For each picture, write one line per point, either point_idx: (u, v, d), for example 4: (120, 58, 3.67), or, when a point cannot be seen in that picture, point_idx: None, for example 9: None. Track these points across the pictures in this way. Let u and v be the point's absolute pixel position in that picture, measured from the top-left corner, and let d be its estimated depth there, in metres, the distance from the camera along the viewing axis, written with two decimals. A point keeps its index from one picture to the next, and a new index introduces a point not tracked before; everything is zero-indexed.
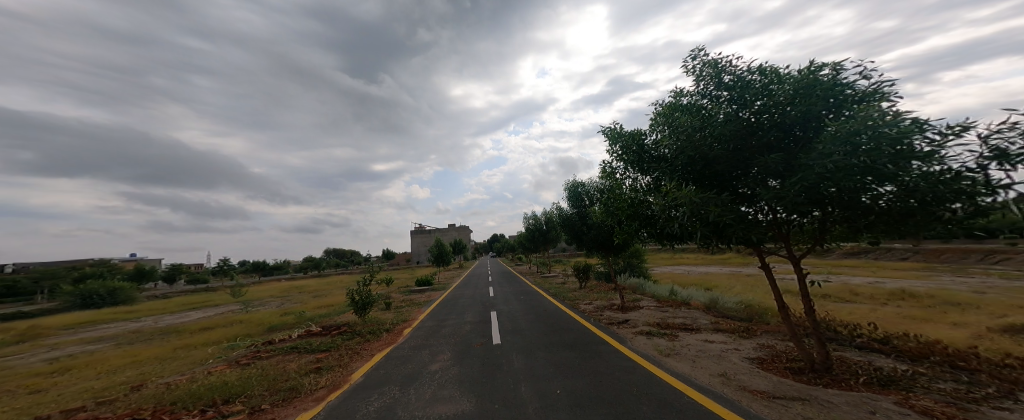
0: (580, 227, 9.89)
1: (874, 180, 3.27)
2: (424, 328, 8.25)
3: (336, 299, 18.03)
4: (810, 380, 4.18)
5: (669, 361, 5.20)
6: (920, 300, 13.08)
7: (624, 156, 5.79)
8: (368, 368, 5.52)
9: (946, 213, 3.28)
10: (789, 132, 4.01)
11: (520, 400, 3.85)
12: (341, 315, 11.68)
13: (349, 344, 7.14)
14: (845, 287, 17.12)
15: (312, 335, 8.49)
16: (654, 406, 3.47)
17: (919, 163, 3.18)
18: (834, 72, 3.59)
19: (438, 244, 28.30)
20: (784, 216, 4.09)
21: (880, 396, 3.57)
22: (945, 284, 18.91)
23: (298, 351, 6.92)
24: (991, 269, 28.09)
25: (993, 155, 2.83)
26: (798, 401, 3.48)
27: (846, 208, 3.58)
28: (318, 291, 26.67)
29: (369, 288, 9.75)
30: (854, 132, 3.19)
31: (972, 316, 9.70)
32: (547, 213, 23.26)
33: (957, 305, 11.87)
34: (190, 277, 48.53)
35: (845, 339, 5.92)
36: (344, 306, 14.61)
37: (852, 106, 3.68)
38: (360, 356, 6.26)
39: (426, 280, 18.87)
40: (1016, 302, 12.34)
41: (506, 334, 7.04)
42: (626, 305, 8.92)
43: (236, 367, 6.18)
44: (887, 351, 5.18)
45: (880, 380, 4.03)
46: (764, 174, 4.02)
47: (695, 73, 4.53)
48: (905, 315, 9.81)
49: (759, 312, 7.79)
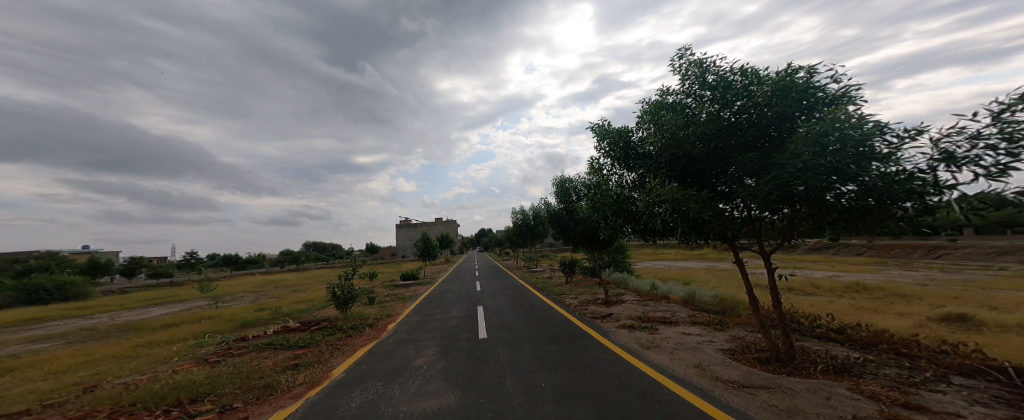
0: (567, 222, 9.98)
1: (838, 179, 3.47)
2: (409, 323, 8.17)
3: (314, 294, 17.57)
4: (775, 369, 4.43)
5: (649, 354, 5.40)
6: (871, 292, 14.11)
7: (611, 153, 5.95)
8: (350, 364, 5.44)
9: (899, 211, 3.52)
10: (765, 132, 4.20)
11: (506, 393, 3.91)
12: (320, 310, 11.42)
13: (331, 340, 6.99)
14: (807, 281, 18.26)
15: (289, 331, 8.23)
16: (635, 398, 3.60)
17: (877, 164, 3.41)
18: (809, 75, 3.77)
19: (422, 238, 27.63)
20: (756, 213, 4.28)
21: (836, 383, 3.82)
22: (891, 277, 20.60)
23: (274, 348, 6.70)
24: (932, 263, 30.55)
25: (942, 157, 3.04)
26: (765, 390, 3.68)
27: (812, 206, 3.79)
28: (294, 285, 25.84)
29: (352, 283, 9.56)
30: (823, 133, 3.36)
31: (914, 306, 10.55)
32: (533, 208, 23.32)
33: (902, 297, 12.85)
34: (152, 271, 45.92)
35: (806, 330, 6.31)
36: (323, 301, 14.30)
37: (823, 109, 3.88)
38: (341, 352, 6.14)
39: (411, 274, 18.59)
40: (951, 293, 13.49)
41: (492, 329, 7.09)
42: (609, 298, 9.19)
43: (205, 365, 5.94)
44: (841, 340, 5.55)
45: (834, 367, 4.33)
46: (741, 173, 4.20)
47: (682, 72, 4.64)
48: (858, 306, 10.52)
49: (732, 305, 8.17)
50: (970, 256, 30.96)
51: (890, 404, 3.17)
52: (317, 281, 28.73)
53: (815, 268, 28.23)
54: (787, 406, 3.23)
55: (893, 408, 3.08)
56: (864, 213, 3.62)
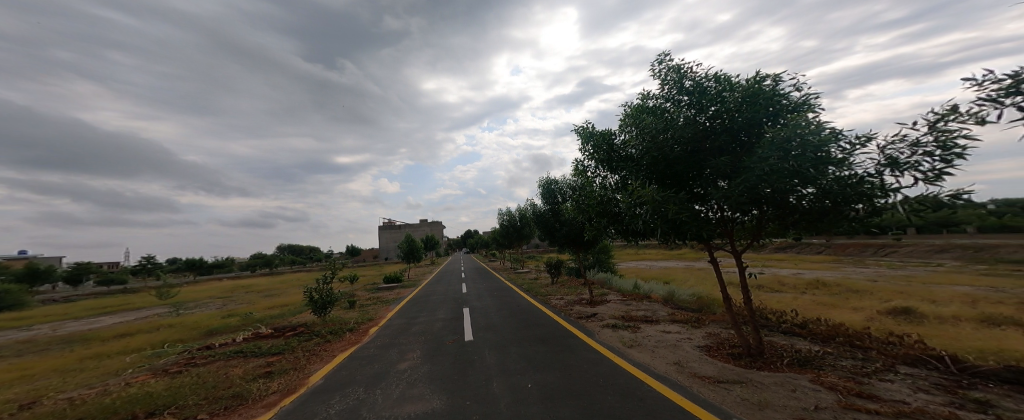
0: (553, 223, 10.07)
1: (800, 182, 3.67)
2: (392, 326, 7.98)
3: (287, 299, 16.87)
4: (746, 364, 4.63)
5: (632, 352, 5.52)
6: (829, 288, 15.04)
7: (595, 155, 6.07)
8: (328, 370, 5.27)
9: (852, 212, 3.77)
10: (736, 137, 4.40)
11: (492, 396, 3.89)
12: (296, 316, 10.98)
13: (307, 346, 6.74)
14: (774, 278, 19.20)
15: (261, 337, 7.88)
16: (618, 397, 3.67)
17: (833, 169, 3.66)
18: (775, 83, 3.98)
19: (406, 240, 27.07)
20: (729, 214, 4.47)
21: (800, 375, 4.04)
22: (846, 274, 22.09)
23: (244, 356, 6.39)
24: (883, 260, 32.87)
25: (887, 163, 3.29)
26: (738, 384, 3.83)
27: (777, 207, 3.99)
28: (265, 291, 24.64)
29: (330, 286, 9.27)
30: (786, 139, 3.56)
31: (867, 301, 11.32)
32: (519, 209, 23.36)
33: (857, 292, 13.76)
34: (103, 277, 42.62)
35: (773, 325, 6.63)
36: (297, 306, 13.72)
37: (787, 115, 4.12)
38: (319, 358, 5.93)
39: (394, 277, 18.18)
40: (899, 288, 14.58)
41: (479, 330, 7.03)
42: (593, 298, 9.33)
43: (165, 376, 5.58)
44: (804, 334, 5.88)
45: (799, 360, 4.57)
46: (715, 175, 4.37)
47: (661, 77, 4.78)
48: (819, 302, 11.18)
49: (708, 303, 8.47)
50: (909, 252, 33.82)
51: (847, 394, 3.38)
52: (291, 285, 27.68)
53: (781, 266, 29.77)
54: (759, 399, 3.37)
55: (850, 398, 3.29)
56: (822, 214, 3.85)
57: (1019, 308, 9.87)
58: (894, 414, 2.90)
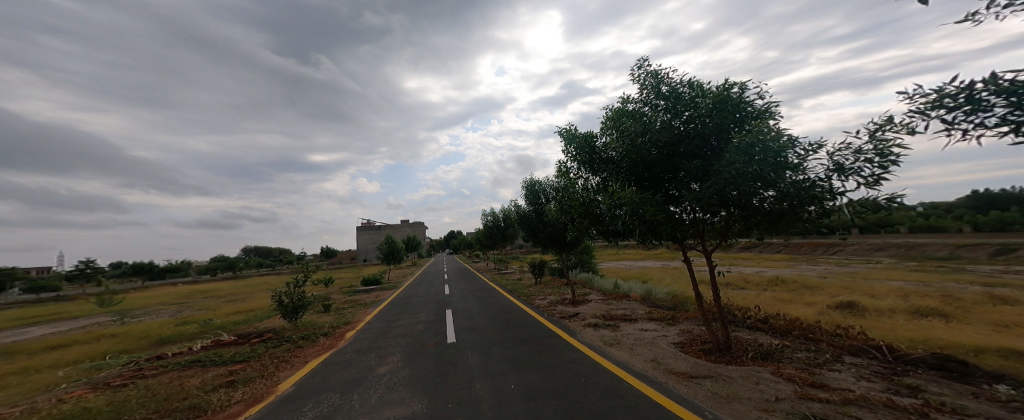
0: (537, 224, 10.13)
1: (761, 186, 3.89)
2: (371, 330, 7.73)
3: (253, 304, 15.96)
4: (716, 359, 4.83)
5: (612, 350, 5.62)
6: (786, 285, 16.04)
7: (577, 157, 6.16)
8: (300, 376, 5.04)
9: (806, 214, 4.04)
10: (707, 141, 4.59)
11: (475, 398, 3.84)
12: (262, 322, 10.42)
13: (275, 353, 6.41)
14: (740, 276, 20.21)
15: (221, 345, 7.41)
16: (600, 394, 3.73)
17: (791, 173, 3.89)
18: (742, 90, 4.20)
19: (387, 241, 26.32)
20: (701, 215, 4.66)
21: (762, 368, 4.26)
22: (801, 271, 23.68)
23: (202, 365, 5.99)
24: (834, 257, 35.40)
25: (834, 168, 3.56)
26: (709, 379, 3.99)
27: (742, 209, 4.21)
28: (228, 296, 23.16)
29: (302, 290, 8.88)
30: (750, 144, 3.76)
31: (820, 296, 12.17)
32: (502, 210, 23.26)
33: (810, 288, 14.77)
34: (36, 284, 38.54)
35: (739, 321, 6.97)
36: (264, 311, 13.02)
37: (752, 122, 4.35)
38: (288, 365, 5.66)
39: (373, 279, 17.62)
40: (847, 283, 15.77)
41: (462, 332, 6.95)
42: (575, 298, 9.44)
43: (108, 390, 5.13)
44: (766, 328, 6.21)
45: (762, 354, 4.82)
46: (689, 178, 4.54)
47: (639, 81, 4.91)
48: (778, 297, 11.89)
49: (683, 301, 8.78)
50: (857, 251, 36.53)
51: (802, 384, 3.60)
52: (257, 289, 26.24)
53: (746, 264, 31.33)
54: (727, 393, 3.52)
55: (806, 388, 3.50)
56: (781, 215, 4.10)
57: (943, 300, 10.92)
58: (843, 402, 3.12)
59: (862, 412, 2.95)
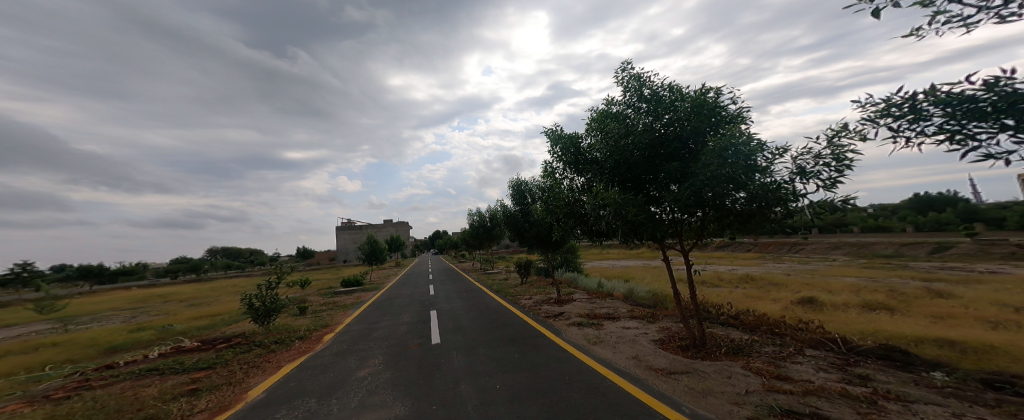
0: (523, 224, 10.18)
1: (734, 187, 4.05)
2: (350, 332, 7.54)
3: (220, 308, 15.21)
4: (692, 354, 4.99)
5: (595, 348, 5.71)
6: (755, 282, 16.83)
7: (562, 157, 6.21)
8: (272, 382, 4.85)
9: (772, 214, 4.26)
10: (685, 144, 4.73)
11: (460, 399, 3.81)
12: (230, 326, 9.95)
13: (243, 359, 6.13)
14: (714, 274, 21.02)
15: (183, 352, 7.03)
16: (583, 392, 3.79)
17: (759, 176, 4.06)
18: (717, 96, 4.36)
19: (368, 241, 25.72)
20: (679, 216, 4.79)
21: (733, 363, 4.43)
22: (768, 269, 24.89)
23: (161, 374, 5.64)
24: (800, 255, 37.35)
25: (797, 172, 3.78)
26: (686, 374, 4.11)
27: (717, 210, 4.37)
28: (193, 300, 21.92)
29: (275, 292, 8.56)
30: (724, 147, 3.91)
31: (785, 292, 12.84)
32: (489, 210, 23.18)
33: (776, 284, 15.57)
34: None
35: (713, 317, 7.24)
36: (232, 315, 12.41)
37: (726, 126, 4.52)
38: (259, 370, 5.44)
39: (353, 281, 17.20)
40: (809, 280, 16.73)
41: (446, 333, 6.87)
42: (560, 297, 9.53)
43: (48, 403, 4.74)
44: (737, 324, 6.48)
45: (734, 349, 5.02)
46: (668, 180, 4.66)
47: (623, 84, 5.00)
48: (748, 294, 12.45)
49: (662, 299, 9.02)
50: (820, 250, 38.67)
51: (769, 377, 3.78)
52: (224, 293, 24.98)
53: (719, 263, 32.50)
54: (703, 388, 3.63)
55: (772, 381, 3.67)
56: (750, 215, 4.30)
57: (889, 294, 11.77)
58: (804, 393, 3.29)
59: (821, 402, 3.12)
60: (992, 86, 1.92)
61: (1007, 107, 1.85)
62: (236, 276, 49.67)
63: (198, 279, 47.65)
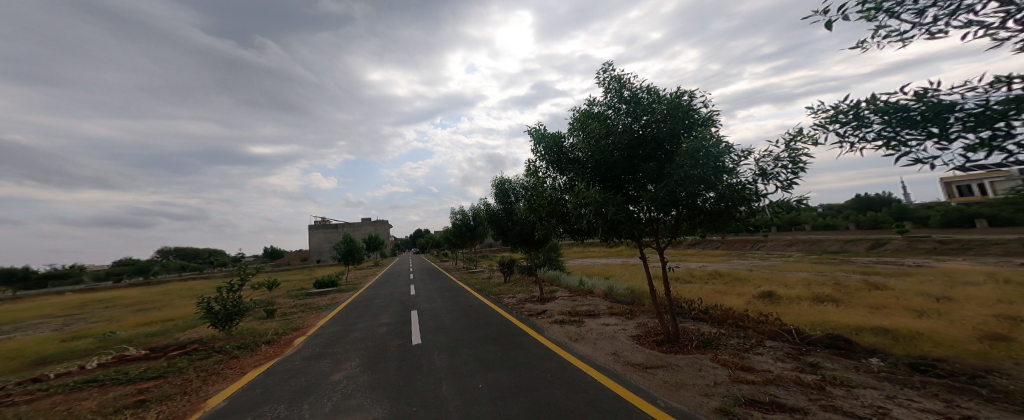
0: (506, 222, 10.18)
1: (704, 187, 4.21)
2: (324, 335, 7.29)
3: (176, 313, 14.25)
4: (667, 349, 5.16)
5: (577, 345, 5.80)
6: (722, 277, 17.65)
7: (545, 156, 6.25)
8: (235, 389, 4.62)
9: (738, 213, 4.46)
10: (661, 145, 4.87)
11: (441, 399, 3.78)
12: (187, 332, 9.34)
13: (200, 366, 5.76)
14: (686, 270, 21.85)
15: (126, 362, 6.48)
16: (565, 389, 3.84)
17: (727, 176, 4.24)
18: (691, 99, 4.51)
19: (344, 240, 24.94)
20: (655, 215, 4.93)
21: (703, 356, 4.61)
22: (735, 265, 26.13)
23: (102, 385, 5.18)
24: (763, 252, 39.41)
25: (759, 173, 3.98)
26: (661, 368, 4.25)
27: (689, 209, 4.53)
28: (145, 304, 20.35)
29: (238, 295, 8.10)
30: (696, 149, 4.05)
31: (749, 287, 13.55)
32: (472, 208, 22.99)
33: (740, 279, 16.40)
34: None
35: (685, 312, 7.52)
36: (189, 320, 11.62)
37: (698, 128, 4.69)
38: (221, 377, 5.16)
39: (327, 281, 16.65)
40: (769, 275, 17.76)
41: (427, 333, 6.78)
42: (543, 295, 9.61)
43: None
44: (706, 318, 6.76)
45: (704, 342, 5.23)
46: (646, 180, 4.78)
47: (604, 85, 5.09)
48: (716, 289, 13.03)
49: (640, 295, 9.27)
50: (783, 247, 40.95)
51: (735, 368, 3.96)
52: (177, 297, 23.29)
53: (692, 260, 33.73)
54: (677, 381, 3.76)
55: (738, 372, 3.85)
56: (718, 214, 4.48)
57: (835, 287, 12.71)
58: (765, 383, 3.48)
59: (780, 390, 3.30)
60: (921, 98, 2.13)
61: (933, 116, 2.05)
62: (195, 277, 46.76)
63: (152, 281, 44.48)
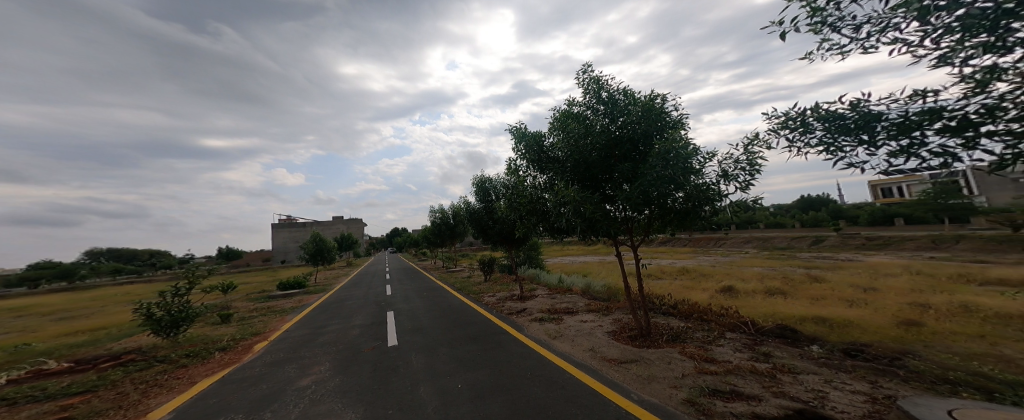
0: (487, 221, 10.14)
1: (674, 187, 4.36)
2: (290, 339, 6.96)
3: (117, 320, 13.08)
4: (640, 343, 5.32)
5: (555, 343, 5.86)
6: (689, 273, 18.46)
7: (526, 155, 6.26)
8: (184, 400, 4.30)
9: (703, 212, 4.65)
10: (636, 146, 4.99)
11: (418, 401, 3.71)
12: (124, 341, 8.51)
13: (139, 378, 5.28)
14: (656, 267, 22.65)
15: (44, 376, 5.70)
16: (543, 387, 3.89)
17: (694, 177, 4.42)
18: (664, 102, 4.66)
19: (313, 238, 23.92)
20: (630, 213, 5.06)
21: (672, 349, 4.79)
22: (701, 261, 27.38)
23: (13, 403, 4.53)
24: (726, 248, 41.57)
25: (721, 174, 4.19)
26: (635, 363, 4.37)
27: (660, 209, 4.68)
28: (77, 310, 18.37)
29: (186, 299, 7.45)
30: (667, 150, 4.19)
31: (713, 282, 14.25)
32: (452, 207, 22.70)
33: (704, 275, 17.25)
34: None
35: (656, 307, 7.79)
36: (128, 328, 10.59)
37: (669, 130, 4.85)
38: (165, 389, 4.75)
39: (294, 283, 15.96)
40: (729, 270, 18.82)
41: (404, 334, 6.64)
42: (523, 293, 9.65)
43: None
44: (675, 312, 7.03)
45: (673, 336, 5.44)
46: (622, 179, 4.89)
47: (583, 86, 5.16)
48: (683, 285, 13.60)
49: (616, 292, 9.51)
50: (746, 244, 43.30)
51: (700, 361, 4.14)
52: (119, 301, 21.32)
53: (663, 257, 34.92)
54: (650, 374, 3.88)
55: (703, 364, 4.03)
56: (686, 213, 4.66)
57: (783, 280, 13.68)
58: (726, 373, 3.66)
59: (739, 380, 3.48)
60: (855, 107, 2.32)
61: (864, 124, 2.25)
62: (142, 280, 42.99)
63: (92, 284, 40.55)
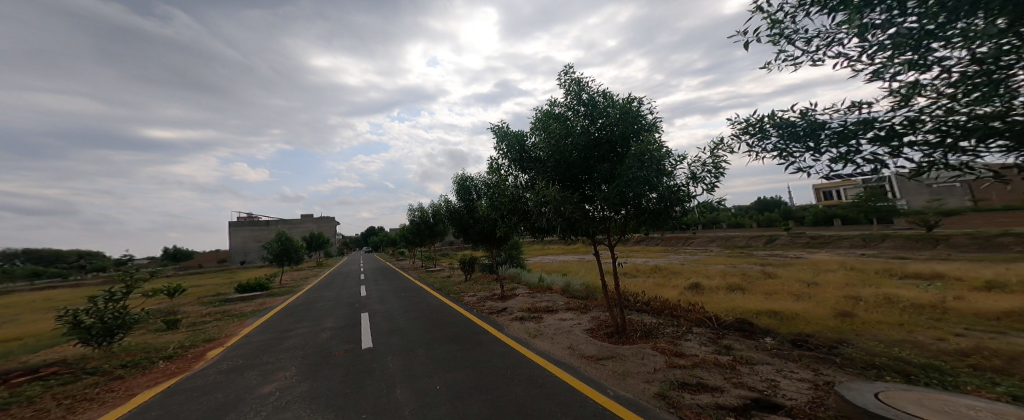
0: (467, 219, 10.01)
1: (649, 188, 4.44)
2: (251, 345, 6.58)
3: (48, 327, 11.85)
4: (616, 340, 5.40)
5: (535, 341, 5.85)
6: (660, 271, 19.06)
7: (507, 154, 6.20)
8: (120, 414, 3.93)
9: (675, 213, 4.78)
10: (614, 147, 5.05)
11: (394, 404, 3.57)
12: (46, 353, 7.63)
13: (64, 392, 4.76)
14: (631, 265, 23.27)
15: None
16: (523, 385, 3.85)
17: (666, 178, 4.53)
18: (641, 105, 4.74)
19: (279, 238, 22.79)
20: (607, 214, 5.12)
21: (644, 345, 4.89)
22: (671, 259, 28.32)
23: None
24: (695, 247, 43.27)
25: (689, 176, 4.31)
26: (612, 359, 4.42)
27: (636, 209, 4.76)
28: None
29: (121, 305, 6.76)
30: (643, 152, 4.26)
31: (682, 279, 14.78)
32: (432, 205, 22.31)
33: (673, 272, 17.88)
34: None
35: (631, 303, 7.96)
36: (58, 337, 9.56)
37: (646, 133, 4.93)
38: (98, 403, 4.32)
39: (257, 284, 15.16)
40: (695, 267, 19.64)
41: (380, 336, 6.42)
42: (504, 293, 9.60)
43: None
44: (648, 309, 7.21)
45: (645, 332, 5.56)
46: (601, 180, 4.93)
47: (565, 86, 5.16)
48: (656, 282, 14.02)
49: (594, 290, 9.65)
50: None
51: (670, 355, 4.23)
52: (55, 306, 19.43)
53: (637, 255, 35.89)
54: (625, 370, 3.93)
55: (673, 358, 4.13)
56: (659, 214, 4.76)
57: (742, 276, 14.41)
58: (693, 366, 3.77)
59: (704, 372, 3.59)
60: (805, 116, 2.44)
61: (811, 132, 2.36)
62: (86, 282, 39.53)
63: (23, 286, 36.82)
